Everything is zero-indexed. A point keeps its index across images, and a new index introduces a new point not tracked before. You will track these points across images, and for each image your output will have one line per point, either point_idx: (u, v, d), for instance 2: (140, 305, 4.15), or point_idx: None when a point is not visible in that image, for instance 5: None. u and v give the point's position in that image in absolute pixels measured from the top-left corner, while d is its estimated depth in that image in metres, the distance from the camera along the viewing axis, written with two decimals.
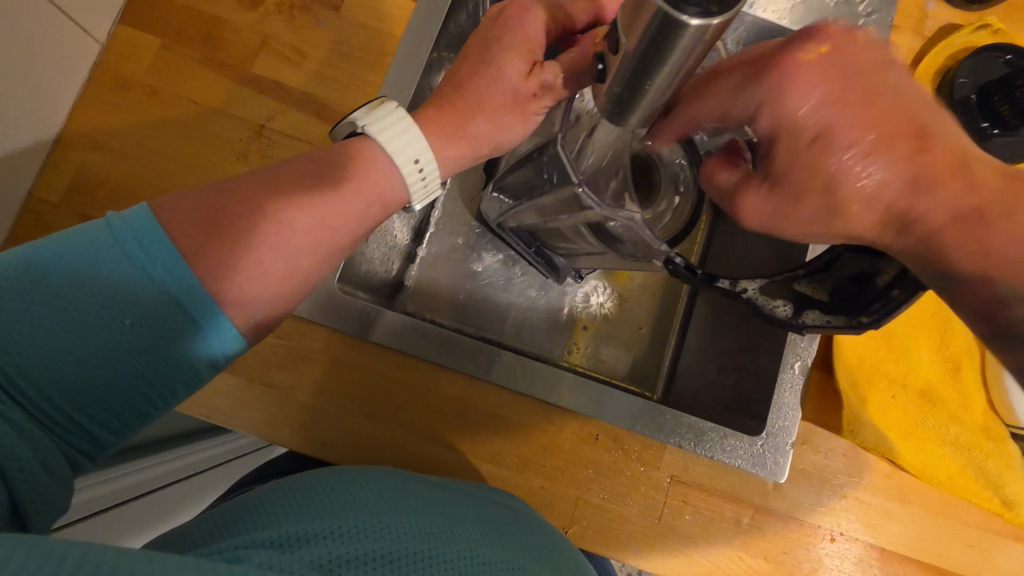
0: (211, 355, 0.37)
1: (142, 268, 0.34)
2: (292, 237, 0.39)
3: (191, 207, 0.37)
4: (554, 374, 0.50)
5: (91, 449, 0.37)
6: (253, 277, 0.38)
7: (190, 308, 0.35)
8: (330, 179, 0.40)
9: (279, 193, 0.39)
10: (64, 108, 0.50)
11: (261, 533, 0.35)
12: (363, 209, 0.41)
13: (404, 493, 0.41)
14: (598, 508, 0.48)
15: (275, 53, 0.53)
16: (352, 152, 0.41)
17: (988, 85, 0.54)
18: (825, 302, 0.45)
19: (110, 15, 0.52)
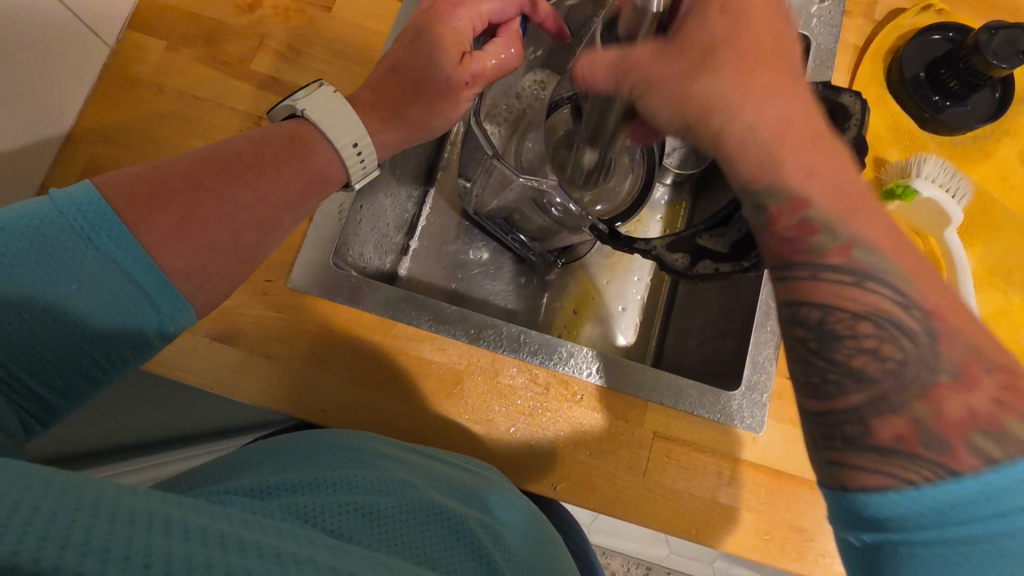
0: (165, 321, 0.39)
1: (92, 244, 0.36)
2: (238, 211, 0.43)
3: (142, 184, 0.40)
4: (541, 338, 0.54)
5: (41, 413, 0.37)
6: (199, 248, 0.40)
7: (143, 282, 0.38)
8: (275, 157, 0.46)
9: (220, 171, 0.43)
10: (77, 108, 0.54)
11: (241, 482, 0.38)
12: (303, 187, 0.46)
13: (381, 457, 0.44)
14: (587, 464, 0.51)
15: (271, 52, 0.57)
16: (293, 134, 0.47)
17: (935, 62, 0.58)
18: (719, 253, 0.52)
19: (120, 21, 0.56)
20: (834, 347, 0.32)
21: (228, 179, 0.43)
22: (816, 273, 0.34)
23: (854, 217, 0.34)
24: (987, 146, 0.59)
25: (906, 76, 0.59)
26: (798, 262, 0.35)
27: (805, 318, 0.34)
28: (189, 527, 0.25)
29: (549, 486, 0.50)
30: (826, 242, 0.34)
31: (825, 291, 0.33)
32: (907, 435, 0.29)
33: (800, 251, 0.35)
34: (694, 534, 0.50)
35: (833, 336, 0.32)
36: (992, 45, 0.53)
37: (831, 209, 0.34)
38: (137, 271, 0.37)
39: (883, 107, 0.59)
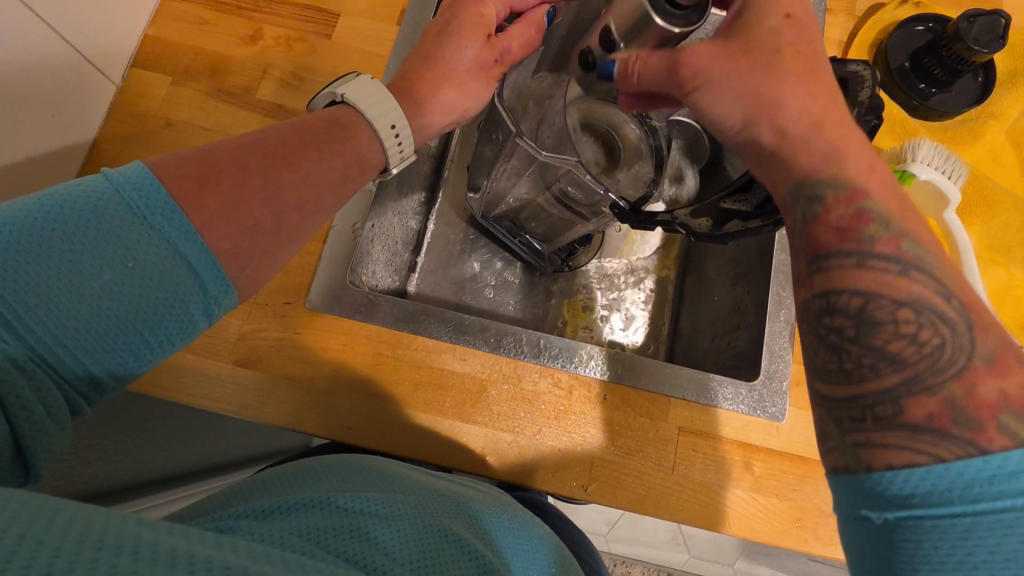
0: (210, 304, 0.39)
1: (145, 221, 0.36)
2: (281, 192, 0.42)
3: (192, 164, 0.39)
4: (561, 342, 0.54)
5: (90, 396, 0.36)
6: (244, 227, 0.40)
7: (192, 260, 0.37)
8: (316, 141, 0.45)
9: (265, 150, 0.43)
10: (88, 144, 0.55)
11: (254, 503, 0.38)
12: (341, 171, 0.46)
13: (396, 481, 0.43)
14: (615, 463, 0.51)
15: (276, 80, 0.58)
16: (336, 119, 0.48)
17: (918, 51, 0.60)
18: (747, 213, 0.46)
19: (124, 59, 0.57)
20: (873, 334, 0.32)
21: (273, 160, 0.42)
22: (860, 262, 0.34)
23: (871, 229, 0.35)
24: (975, 129, 0.62)
25: (892, 67, 0.61)
26: (846, 251, 0.35)
27: (842, 305, 0.34)
28: (186, 560, 0.25)
29: (578, 488, 0.50)
30: (877, 233, 0.35)
31: (870, 278, 0.34)
32: (940, 413, 0.30)
33: (834, 250, 0.35)
34: (727, 526, 0.50)
35: (871, 322, 0.33)
36: (972, 31, 0.55)
37: (846, 221, 0.35)
38: (186, 246, 0.37)
39: None
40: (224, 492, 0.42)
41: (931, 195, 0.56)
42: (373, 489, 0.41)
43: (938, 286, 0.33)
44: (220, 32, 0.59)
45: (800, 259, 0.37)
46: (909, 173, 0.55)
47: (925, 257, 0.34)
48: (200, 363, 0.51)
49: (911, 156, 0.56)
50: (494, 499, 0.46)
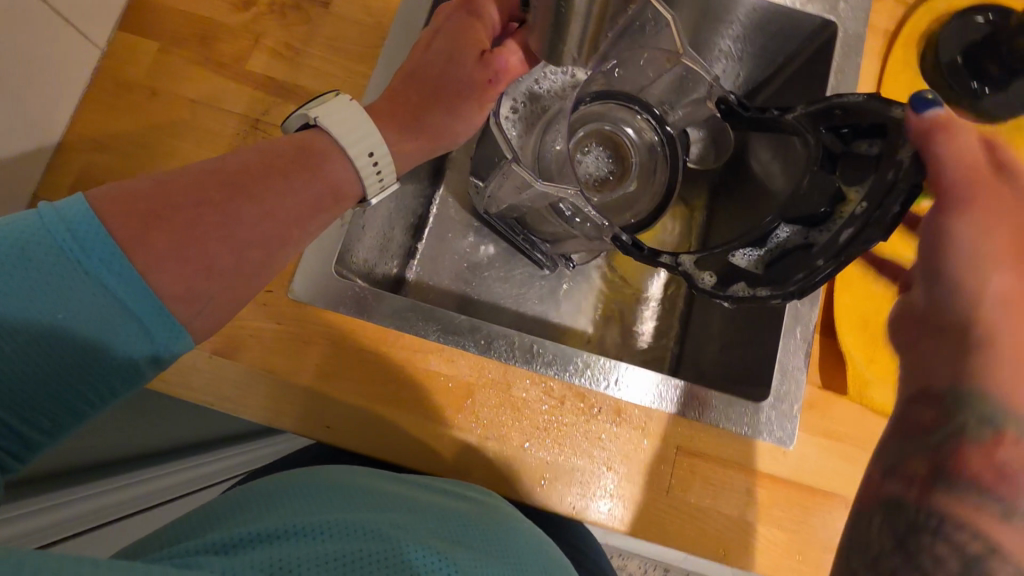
0: (155, 353, 0.36)
1: (81, 266, 0.33)
2: (241, 227, 0.39)
3: (146, 198, 0.36)
4: (556, 349, 0.51)
5: (23, 453, 0.35)
6: (200, 268, 0.37)
7: (132, 305, 0.34)
8: (284, 170, 0.41)
9: (227, 181, 0.39)
10: (68, 110, 0.52)
11: (214, 537, 0.33)
12: (306, 206, 0.42)
13: (379, 497, 0.39)
14: (607, 481, 0.48)
15: (268, 51, 0.54)
16: (308, 144, 0.43)
17: (972, 46, 0.55)
18: (756, 274, 0.44)
19: (109, 23, 0.54)
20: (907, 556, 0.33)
21: (232, 193, 0.39)
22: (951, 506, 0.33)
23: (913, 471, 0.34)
24: None
25: (942, 61, 0.55)
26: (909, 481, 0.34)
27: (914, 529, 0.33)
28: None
29: (565, 505, 0.47)
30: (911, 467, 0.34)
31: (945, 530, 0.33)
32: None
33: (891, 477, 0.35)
34: (723, 555, 0.47)
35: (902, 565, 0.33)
36: None
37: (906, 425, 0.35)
38: (126, 292, 0.34)
39: None
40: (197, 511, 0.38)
41: None
42: (354, 508, 0.36)
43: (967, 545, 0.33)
44: None
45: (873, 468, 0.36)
46: None
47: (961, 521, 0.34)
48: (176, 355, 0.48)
49: None
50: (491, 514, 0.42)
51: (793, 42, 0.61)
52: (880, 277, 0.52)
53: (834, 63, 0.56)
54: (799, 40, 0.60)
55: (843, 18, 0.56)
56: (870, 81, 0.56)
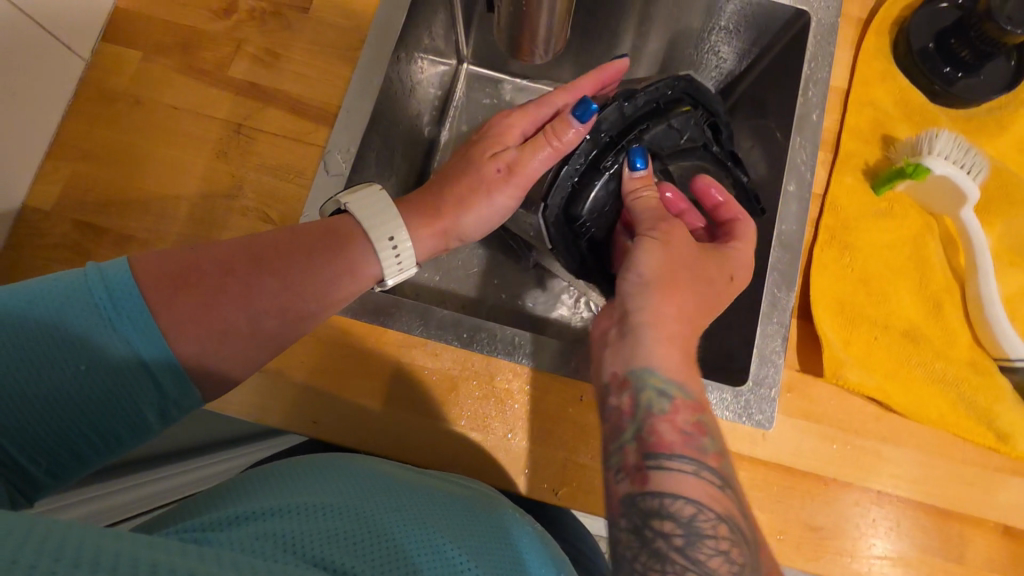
0: (163, 412, 0.39)
1: (111, 324, 0.35)
2: (261, 298, 0.40)
3: (175, 262, 0.39)
4: (537, 340, 0.52)
5: (28, 490, 0.36)
6: (212, 335, 0.39)
7: (153, 369, 0.37)
8: (309, 247, 0.43)
9: (254, 256, 0.41)
10: (55, 121, 0.53)
11: (232, 508, 0.35)
12: (324, 288, 0.43)
13: (386, 478, 0.40)
14: (589, 467, 0.49)
15: (249, 57, 0.56)
16: (336, 227, 0.45)
17: (945, 31, 0.55)
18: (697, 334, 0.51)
19: (93, 34, 0.55)
20: (661, 524, 0.40)
21: (258, 265, 0.41)
22: (671, 461, 0.42)
23: (705, 440, 0.43)
24: (1003, 118, 0.56)
25: (915, 48, 0.56)
26: (682, 453, 0.42)
27: (665, 509, 0.40)
28: (168, 568, 0.23)
29: (549, 491, 0.48)
30: (708, 446, 0.43)
31: (673, 479, 0.41)
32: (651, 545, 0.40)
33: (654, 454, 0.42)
34: None
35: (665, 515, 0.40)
36: (1006, 9, 0.50)
37: (689, 427, 0.43)
38: (146, 348, 0.36)
39: (891, 81, 0.56)
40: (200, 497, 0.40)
41: (949, 192, 0.52)
42: (361, 488, 0.37)
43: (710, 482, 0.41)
44: (193, 6, 0.56)
45: (636, 450, 0.43)
46: (922, 168, 0.50)
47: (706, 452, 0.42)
48: None
49: (928, 149, 0.51)
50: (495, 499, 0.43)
51: (768, 31, 0.61)
52: (855, 260, 0.52)
53: (808, 51, 0.56)
54: (774, 30, 0.61)
55: (815, 8, 0.57)
56: (845, 67, 0.57)
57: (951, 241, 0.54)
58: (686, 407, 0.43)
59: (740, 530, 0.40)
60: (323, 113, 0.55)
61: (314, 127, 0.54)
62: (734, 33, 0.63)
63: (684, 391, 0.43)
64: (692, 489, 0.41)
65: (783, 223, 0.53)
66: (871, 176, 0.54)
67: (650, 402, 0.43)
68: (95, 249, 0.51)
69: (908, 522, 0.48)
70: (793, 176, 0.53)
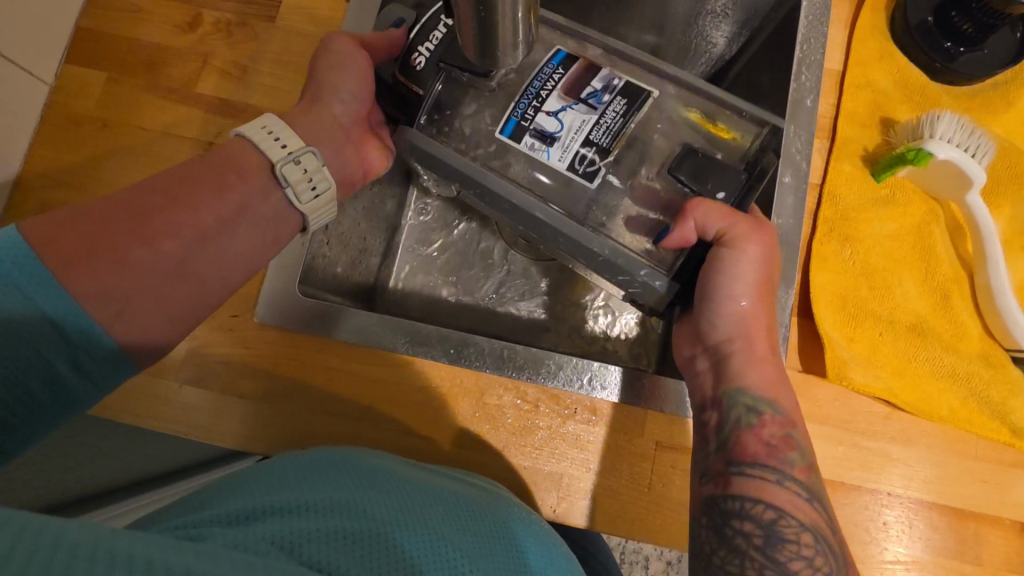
0: (91, 364, 0.37)
1: (13, 284, 0.34)
2: (169, 231, 0.39)
3: (73, 211, 0.37)
4: (527, 352, 0.50)
5: None
6: (123, 267, 0.37)
7: (65, 318, 0.35)
8: (210, 181, 0.41)
9: (149, 191, 0.40)
10: (22, 150, 0.52)
11: (224, 507, 0.33)
12: (230, 210, 0.42)
13: (384, 477, 0.38)
14: (586, 481, 0.47)
15: (217, 71, 0.54)
16: (233, 160, 0.43)
17: (943, 3, 0.52)
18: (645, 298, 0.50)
19: (55, 57, 0.53)
20: (778, 548, 0.42)
21: (157, 202, 0.39)
22: (766, 476, 0.43)
23: (790, 456, 0.44)
24: (1009, 92, 0.53)
25: (913, 24, 0.53)
26: (767, 464, 0.44)
27: (754, 517, 0.43)
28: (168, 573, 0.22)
29: (546, 508, 0.47)
30: (795, 461, 0.44)
31: (774, 493, 0.43)
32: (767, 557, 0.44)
33: (749, 461, 0.44)
34: None
35: (778, 539, 0.42)
36: None
37: (776, 440, 0.44)
38: (53, 302, 0.35)
39: (888, 60, 0.53)
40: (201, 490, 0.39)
41: (954, 176, 0.49)
42: (358, 488, 0.36)
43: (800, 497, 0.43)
44: (155, 21, 0.55)
45: (718, 458, 0.45)
46: (924, 153, 0.48)
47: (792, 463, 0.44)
48: (149, 384, 0.48)
49: (929, 133, 0.49)
50: (493, 494, 0.42)
51: (756, 14, 0.58)
52: (856, 253, 0.50)
53: (798, 33, 0.53)
54: (765, 10, 0.58)
55: None
56: (839, 48, 0.54)
57: (958, 228, 0.51)
58: (776, 425, 0.45)
59: (825, 540, 0.42)
60: None
61: None
62: (722, 15, 0.60)
63: (775, 408, 0.45)
64: (781, 498, 0.43)
65: (779, 217, 0.50)
66: (869, 162, 0.52)
67: (742, 417, 0.45)
68: None
69: (921, 524, 0.46)
70: (789, 167, 0.50)
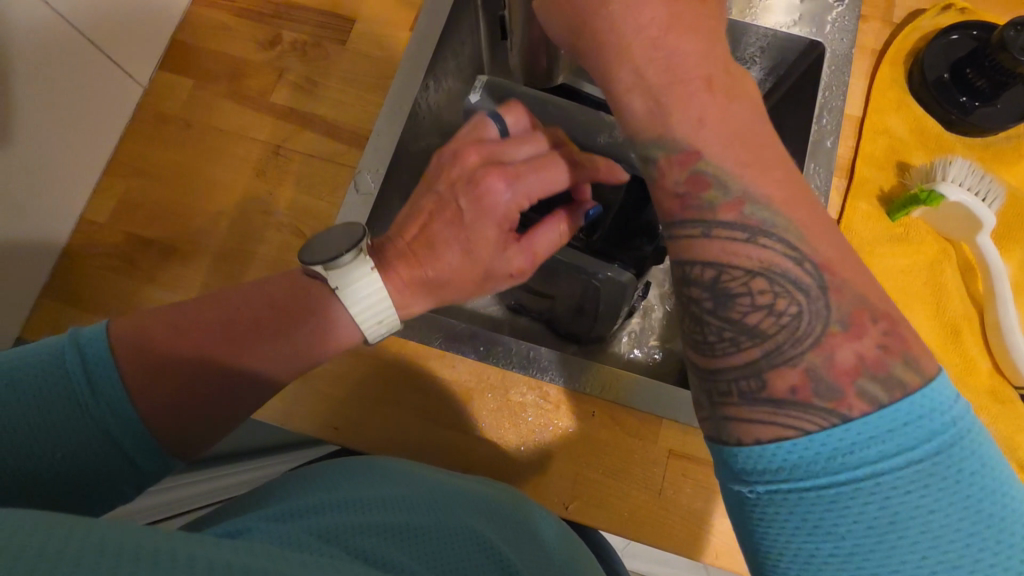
0: (142, 477, 0.38)
1: (83, 394, 0.36)
2: (240, 376, 0.40)
3: (150, 340, 0.39)
4: (551, 356, 0.53)
5: None
6: (189, 408, 0.38)
7: (119, 437, 0.36)
8: (289, 325, 0.42)
9: (231, 330, 0.41)
10: (112, 142, 0.58)
11: (264, 508, 0.34)
12: (305, 353, 0.42)
13: (406, 475, 0.41)
14: (599, 482, 0.49)
15: (291, 84, 0.60)
16: (315, 306, 0.43)
17: (960, 61, 0.56)
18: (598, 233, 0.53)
19: (151, 63, 0.60)
20: (730, 304, 0.31)
21: (236, 341, 0.41)
22: (705, 231, 0.32)
23: (707, 195, 0.32)
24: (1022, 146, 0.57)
25: (929, 79, 0.57)
26: (688, 218, 0.33)
27: (698, 278, 0.32)
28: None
29: (560, 505, 0.49)
30: (713, 198, 0.32)
31: (717, 246, 0.32)
32: (801, 383, 0.29)
33: (677, 220, 0.33)
34: (712, 556, 0.48)
35: (725, 293, 0.31)
36: (1019, 41, 0.50)
37: (683, 185, 0.33)
38: (115, 420, 0.36)
39: (905, 111, 0.57)
40: (242, 497, 0.40)
41: (964, 217, 0.52)
42: (387, 487, 0.38)
43: (788, 246, 0.31)
44: (240, 37, 0.61)
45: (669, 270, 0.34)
46: (936, 194, 0.51)
47: (771, 218, 0.31)
48: None
49: (942, 176, 0.52)
50: (516, 500, 0.44)
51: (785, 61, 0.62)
52: None
53: (823, 80, 0.57)
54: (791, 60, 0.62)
55: (831, 39, 0.58)
56: (859, 96, 0.58)
57: (969, 269, 0.54)
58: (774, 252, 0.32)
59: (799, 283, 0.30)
60: (357, 136, 0.58)
61: (348, 149, 0.58)
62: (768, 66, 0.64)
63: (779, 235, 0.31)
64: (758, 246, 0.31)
65: None
66: (885, 202, 0.55)
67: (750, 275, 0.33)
68: (143, 258, 0.55)
69: None
70: None
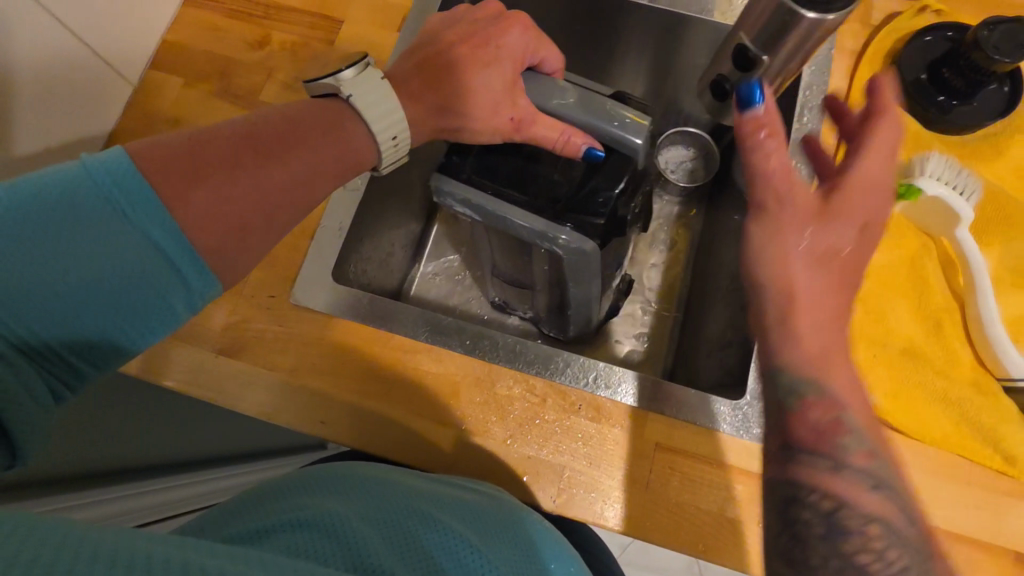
0: (195, 293, 0.37)
1: (125, 215, 0.34)
2: (270, 182, 0.40)
3: (180, 153, 0.37)
4: (538, 349, 0.54)
5: (71, 382, 0.36)
6: (230, 225, 0.38)
7: (163, 244, 0.35)
8: (309, 137, 0.43)
9: (254, 141, 0.41)
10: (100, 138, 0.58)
11: (243, 527, 0.36)
12: (326, 165, 0.43)
13: (385, 483, 0.41)
14: (586, 475, 0.49)
15: (280, 84, 0.61)
16: (332, 119, 0.44)
17: (936, 62, 0.57)
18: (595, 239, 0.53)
19: (141, 62, 0.61)
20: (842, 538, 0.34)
21: (263, 157, 0.40)
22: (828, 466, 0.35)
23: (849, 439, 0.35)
24: (999, 143, 0.58)
25: (907, 79, 0.58)
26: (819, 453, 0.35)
27: (812, 500, 0.35)
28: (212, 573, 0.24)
29: (547, 499, 0.49)
30: (851, 445, 0.35)
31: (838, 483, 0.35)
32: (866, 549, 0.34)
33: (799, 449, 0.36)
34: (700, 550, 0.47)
35: (840, 528, 0.34)
36: (991, 40, 0.52)
37: (822, 424, 0.35)
38: (167, 241, 0.35)
39: None
40: (229, 504, 0.42)
41: (942, 212, 0.53)
42: (363, 497, 0.39)
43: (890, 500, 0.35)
44: (230, 38, 0.62)
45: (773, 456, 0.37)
46: (914, 188, 0.52)
47: (890, 477, 0.35)
48: (182, 350, 0.52)
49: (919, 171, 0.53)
50: (504, 499, 0.43)
51: None
52: None
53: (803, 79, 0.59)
54: None
55: None
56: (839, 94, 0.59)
57: (949, 263, 0.55)
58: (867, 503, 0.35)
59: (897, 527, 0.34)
60: None
61: None
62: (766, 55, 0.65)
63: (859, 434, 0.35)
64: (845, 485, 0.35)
65: None
66: None
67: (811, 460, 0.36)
68: None
69: None
70: None
